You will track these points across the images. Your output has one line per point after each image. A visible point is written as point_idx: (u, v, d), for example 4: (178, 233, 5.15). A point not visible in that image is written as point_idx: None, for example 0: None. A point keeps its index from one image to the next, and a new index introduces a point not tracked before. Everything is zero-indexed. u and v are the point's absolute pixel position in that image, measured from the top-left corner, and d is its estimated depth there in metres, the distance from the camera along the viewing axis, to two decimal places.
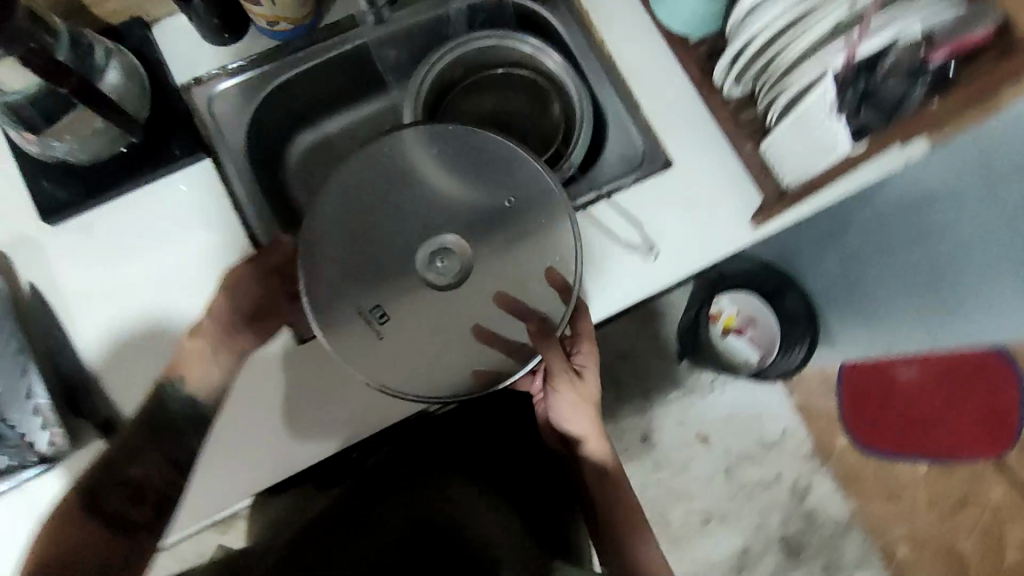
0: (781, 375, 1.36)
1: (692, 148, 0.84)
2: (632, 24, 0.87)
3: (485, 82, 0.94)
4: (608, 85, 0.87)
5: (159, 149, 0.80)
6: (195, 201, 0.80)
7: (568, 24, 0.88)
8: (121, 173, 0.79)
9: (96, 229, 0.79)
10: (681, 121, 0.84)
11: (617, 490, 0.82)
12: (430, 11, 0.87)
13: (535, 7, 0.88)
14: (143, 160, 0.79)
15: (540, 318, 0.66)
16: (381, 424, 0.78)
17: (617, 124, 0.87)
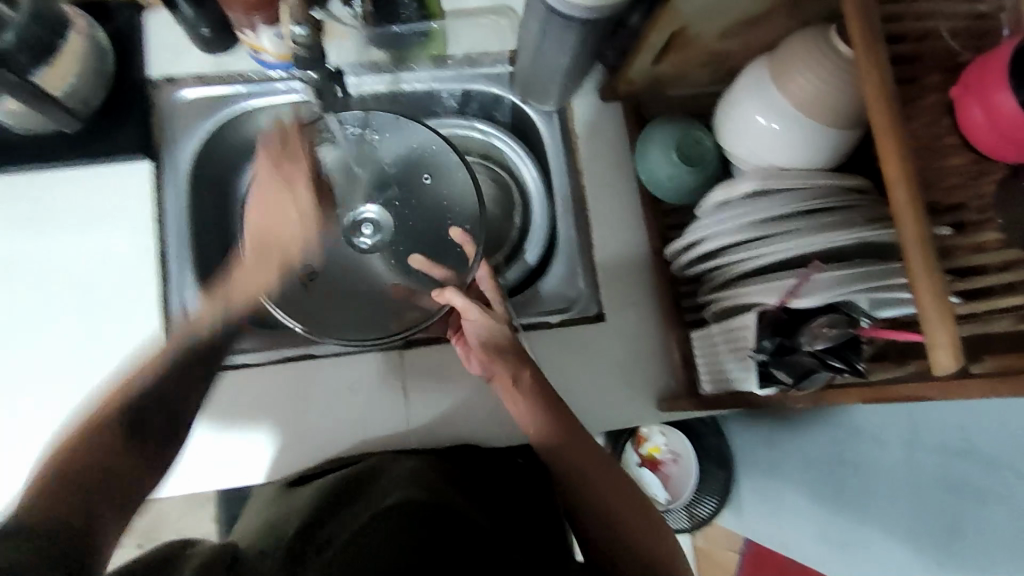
0: (682, 527, 1.29)
1: (620, 306, 0.83)
2: (611, 165, 0.85)
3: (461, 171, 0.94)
4: (569, 215, 0.86)
5: (106, 135, 0.78)
6: (124, 198, 0.79)
7: (552, 141, 0.87)
8: (58, 147, 0.77)
9: (18, 192, 0.78)
10: (610, 271, 0.83)
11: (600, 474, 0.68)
12: (426, 84, 0.86)
13: (517, 110, 0.88)
14: (86, 140, 0.77)
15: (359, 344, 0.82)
16: (273, 399, 0.81)
17: (555, 253, 0.87)
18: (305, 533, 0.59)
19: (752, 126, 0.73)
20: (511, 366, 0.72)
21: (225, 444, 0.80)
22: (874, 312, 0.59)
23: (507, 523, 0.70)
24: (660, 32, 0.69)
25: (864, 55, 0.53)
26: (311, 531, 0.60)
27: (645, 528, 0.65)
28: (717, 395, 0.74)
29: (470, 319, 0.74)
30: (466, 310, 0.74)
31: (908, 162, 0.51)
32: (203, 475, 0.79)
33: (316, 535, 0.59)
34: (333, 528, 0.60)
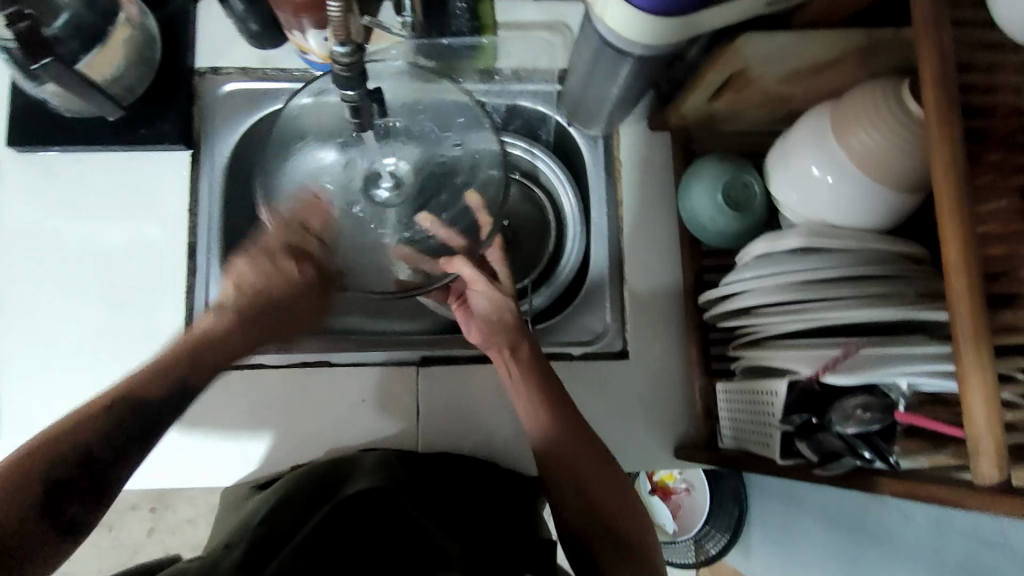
0: (685, 562, 1.26)
1: (645, 345, 0.80)
2: (652, 197, 0.82)
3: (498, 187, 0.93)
4: (603, 245, 0.83)
5: (150, 121, 0.78)
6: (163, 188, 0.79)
7: (594, 166, 0.84)
8: (101, 130, 0.77)
9: (61, 173, 0.79)
10: (639, 308, 0.81)
11: (591, 466, 0.67)
12: (469, 95, 0.85)
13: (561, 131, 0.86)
14: (130, 125, 0.78)
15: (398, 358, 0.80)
16: (278, 401, 0.80)
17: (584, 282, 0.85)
18: (265, 525, 0.59)
19: (805, 177, 0.69)
20: (511, 338, 0.73)
21: (223, 441, 0.79)
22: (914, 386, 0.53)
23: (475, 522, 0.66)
24: (719, 71, 0.65)
25: (937, 123, 0.49)
26: (265, 533, 0.58)
27: (626, 512, 0.64)
28: (736, 454, 0.71)
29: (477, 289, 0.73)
30: (473, 284, 0.73)
31: (970, 247, 0.47)
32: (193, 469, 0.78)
33: (278, 528, 0.59)
34: (292, 520, 0.60)
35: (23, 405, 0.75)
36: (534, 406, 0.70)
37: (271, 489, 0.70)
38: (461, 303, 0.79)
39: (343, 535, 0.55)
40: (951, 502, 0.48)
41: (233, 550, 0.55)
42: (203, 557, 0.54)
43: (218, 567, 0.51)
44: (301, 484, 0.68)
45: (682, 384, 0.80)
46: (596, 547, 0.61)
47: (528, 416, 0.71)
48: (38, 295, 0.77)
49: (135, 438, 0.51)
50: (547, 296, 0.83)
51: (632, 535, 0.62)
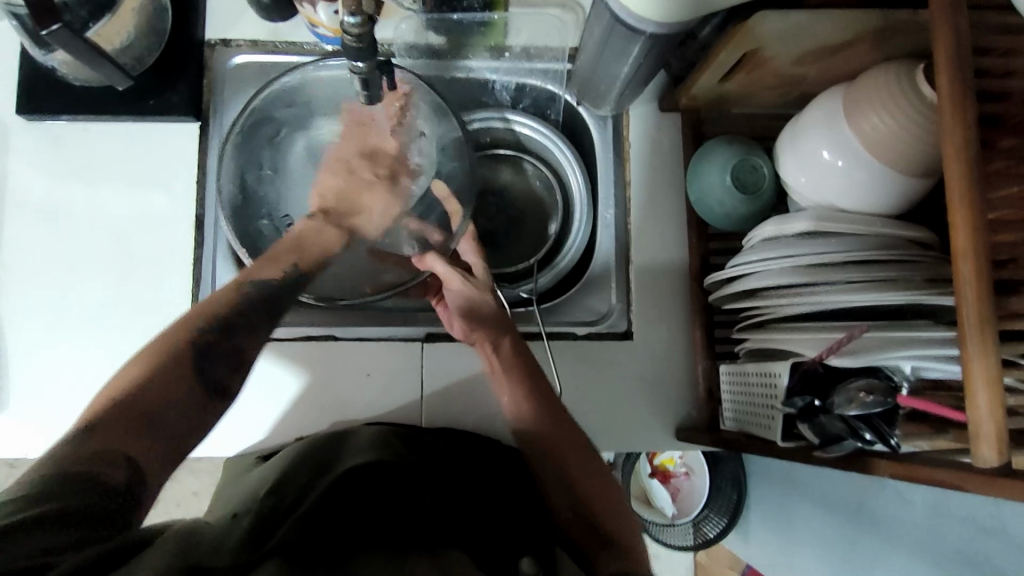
0: (684, 543, 1.26)
1: (649, 325, 0.80)
2: (660, 178, 0.82)
3: (507, 167, 0.94)
4: (610, 225, 0.83)
5: (160, 92, 0.78)
6: (173, 159, 0.80)
7: (603, 146, 0.84)
8: (111, 99, 0.77)
9: (69, 141, 0.79)
10: (643, 287, 0.81)
11: (583, 461, 0.70)
12: (480, 72, 0.84)
13: (570, 110, 0.86)
14: (140, 95, 0.78)
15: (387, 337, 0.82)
16: (282, 372, 0.80)
17: (590, 258, 0.85)
18: (273, 496, 0.60)
19: (816, 161, 0.68)
20: (491, 333, 0.74)
21: (225, 409, 0.79)
22: (916, 371, 0.55)
23: (475, 493, 0.65)
24: (731, 52, 0.65)
25: (950, 112, 0.48)
26: (268, 505, 0.58)
27: (613, 505, 0.68)
28: (737, 435, 0.71)
29: (452, 284, 0.76)
30: (449, 280, 0.76)
31: (979, 238, 0.47)
32: (197, 437, 0.79)
33: (286, 497, 0.59)
34: (298, 491, 0.61)
35: (33, 372, 0.76)
36: (518, 398, 0.72)
37: (275, 461, 0.71)
38: (439, 300, 0.80)
39: (347, 510, 0.56)
40: (951, 486, 0.48)
41: (242, 520, 0.56)
42: (210, 526, 0.55)
43: (222, 536, 0.51)
44: (307, 455, 0.69)
45: (685, 366, 0.80)
46: (579, 534, 0.66)
47: (512, 402, 0.72)
48: (48, 263, 0.77)
49: (214, 390, 0.52)
50: (552, 276, 0.83)
51: (615, 522, 0.67)
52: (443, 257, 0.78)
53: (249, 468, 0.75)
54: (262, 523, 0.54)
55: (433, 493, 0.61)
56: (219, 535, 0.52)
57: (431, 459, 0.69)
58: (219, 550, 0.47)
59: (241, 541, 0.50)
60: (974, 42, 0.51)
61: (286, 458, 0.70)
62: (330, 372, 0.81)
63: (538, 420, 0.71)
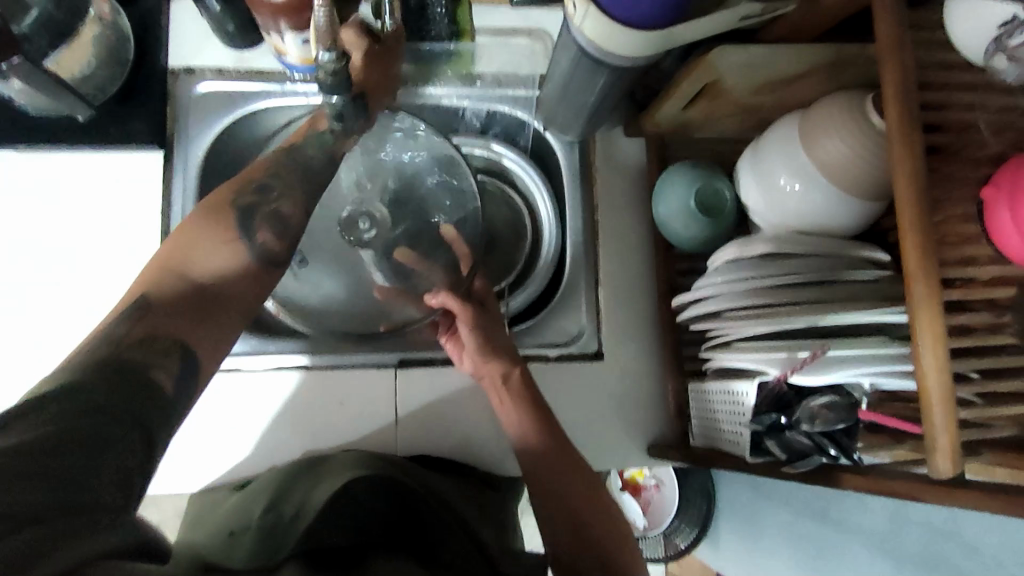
0: (656, 555, 1.30)
1: (621, 346, 0.82)
2: (627, 202, 0.84)
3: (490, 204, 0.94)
4: (580, 247, 0.84)
5: (122, 119, 0.76)
6: (137, 189, 0.78)
7: (570, 170, 0.85)
8: (71, 127, 0.75)
9: (29, 171, 0.77)
10: (613, 308, 0.82)
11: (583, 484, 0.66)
12: (449, 99, 0.85)
13: (536, 134, 0.87)
14: (101, 124, 0.76)
15: (360, 359, 0.82)
16: (256, 401, 0.79)
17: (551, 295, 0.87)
18: (271, 515, 0.60)
19: (774, 185, 0.71)
20: (502, 365, 0.73)
21: (198, 441, 0.78)
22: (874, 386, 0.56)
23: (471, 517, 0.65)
24: (694, 81, 0.67)
25: (899, 141, 0.52)
26: (272, 527, 0.58)
27: (619, 538, 0.62)
28: (707, 451, 0.73)
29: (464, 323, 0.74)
30: (460, 314, 0.74)
31: (928, 261, 0.50)
32: (170, 469, 0.77)
33: (284, 515, 0.60)
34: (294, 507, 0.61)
35: None
36: (522, 419, 0.71)
37: (259, 485, 0.70)
38: (449, 336, 0.78)
39: (351, 512, 0.57)
40: (910, 498, 0.51)
41: (244, 539, 0.56)
42: (209, 546, 0.55)
43: (233, 554, 0.52)
44: (293, 474, 0.70)
45: (655, 384, 0.82)
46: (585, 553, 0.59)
47: (516, 426, 0.71)
48: (5, 296, 0.75)
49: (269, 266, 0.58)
50: (525, 297, 0.83)
51: (622, 552, 0.60)
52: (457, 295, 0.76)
53: (221, 498, 0.74)
54: (271, 542, 0.53)
55: (425, 515, 0.60)
56: (225, 555, 0.52)
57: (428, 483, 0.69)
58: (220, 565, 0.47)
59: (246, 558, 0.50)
60: (920, 78, 0.54)
61: (274, 482, 0.69)
62: (305, 396, 0.80)
63: (538, 449, 0.69)
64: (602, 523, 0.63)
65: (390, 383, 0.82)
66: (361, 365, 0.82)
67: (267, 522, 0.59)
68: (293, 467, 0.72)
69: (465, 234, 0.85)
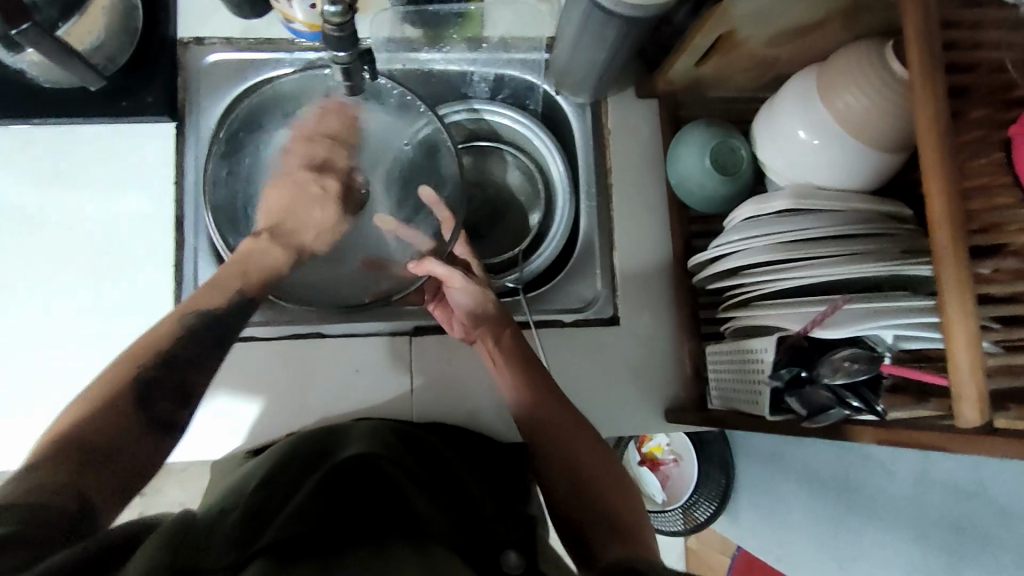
0: (674, 528, 1.29)
1: (637, 311, 0.81)
2: (641, 165, 0.83)
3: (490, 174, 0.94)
4: (594, 212, 0.83)
5: (133, 92, 0.77)
6: (150, 161, 0.79)
7: (583, 134, 0.84)
8: (84, 100, 0.76)
9: (44, 145, 0.78)
10: (628, 273, 0.82)
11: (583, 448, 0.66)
12: (459, 64, 0.83)
13: (548, 99, 0.86)
14: (113, 96, 0.76)
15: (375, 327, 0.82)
16: (271, 371, 0.80)
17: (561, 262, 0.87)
18: (263, 490, 0.61)
19: (792, 140, 0.70)
20: (492, 327, 0.74)
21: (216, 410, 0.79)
22: (896, 344, 0.57)
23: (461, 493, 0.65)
24: (707, 34, 0.65)
25: (921, 83, 0.50)
26: (259, 501, 0.59)
27: (619, 501, 0.62)
28: (725, 413, 0.72)
29: (453, 285, 0.73)
30: (449, 279, 0.72)
31: (953, 206, 0.48)
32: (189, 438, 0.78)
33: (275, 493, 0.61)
34: (287, 487, 0.61)
35: (15, 377, 0.74)
36: (516, 376, 0.72)
37: (270, 453, 0.71)
38: (437, 302, 0.79)
39: (332, 507, 0.56)
40: (936, 448, 0.50)
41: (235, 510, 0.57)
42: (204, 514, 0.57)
43: (218, 530, 0.52)
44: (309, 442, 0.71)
45: (673, 349, 0.81)
46: (586, 521, 0.59)
47: (507, 384, 0.73)
48: (26, 271, 0.76)
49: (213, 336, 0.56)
50: (540, 263, 0.82)
51: (624, 510, 0.61)
52: (441, 259, 0.74)
53: (238, 465, 0.74)
54: (254, 525, 0.54)
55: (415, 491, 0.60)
56: (214, 527, 0.53)
57: (422, 457, 0.69)
58: (201, 544, 0.47)
59: (227, 542, 0.50)
60: (944, 17, 0.52)
61: (272, 452, 0.71)
62: (320, 365, 0.80)
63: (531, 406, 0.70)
64: (604, 484, 0.63)
65: (405, 352, 0.82)
66: (375, 334, 0.82)
67: (255, 496, 0.60)
68: (295, 439, 0.73)
69: (446, 196, 0.78)
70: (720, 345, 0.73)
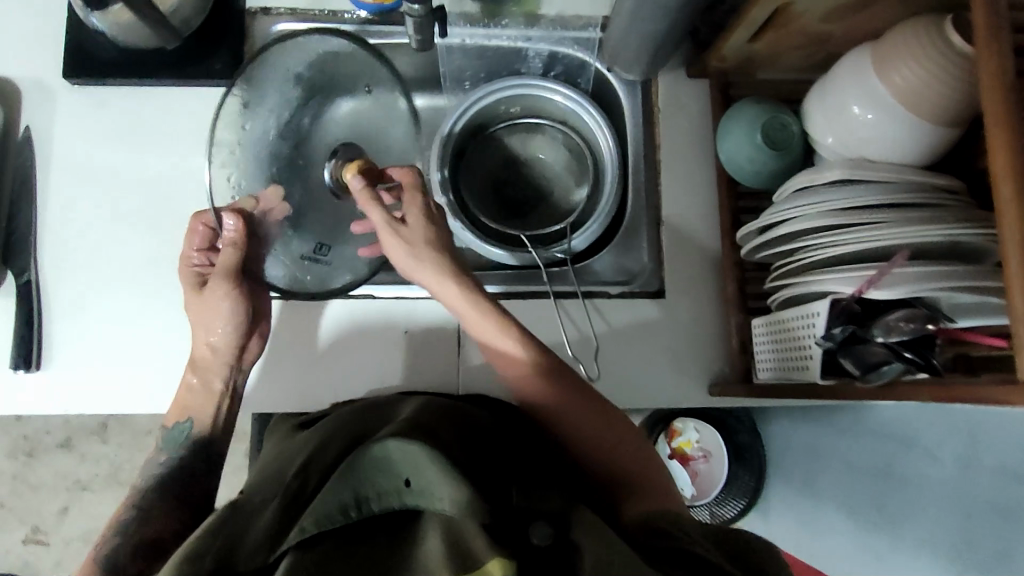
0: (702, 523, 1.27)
1: (682, 284, 0.82)
2: (690, 143, 0.84)
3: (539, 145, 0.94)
4: (641, 188, 0.85)
5: (201, 57, 0.80)
6: (212, 122, 0.82)
7: (633, 111, 0.86)
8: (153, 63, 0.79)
9: (113, 104, 0.81)
10: (673, 247, 0.83)
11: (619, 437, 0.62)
12: (513, 41, 0.85)
13: (597, 76, 0.88)
14: (181, 61, 0.80)
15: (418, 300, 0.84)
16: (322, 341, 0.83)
17: (607, 236, 0.88)
18: (301, 475, 0.61)
19: (845, 116, 0.71)
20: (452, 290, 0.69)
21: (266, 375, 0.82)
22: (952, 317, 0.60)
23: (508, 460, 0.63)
24: (764, 6, 0.67)
25: (987, 50, 0.51)
26: (297, 491, 0.59)
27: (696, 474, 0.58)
28: (771, 384, 0.73)
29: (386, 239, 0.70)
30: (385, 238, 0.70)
31: (1016, 164, 0.49)
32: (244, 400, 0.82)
33: (310, 481, 0.61)
34: (324, 470, 0.62)
35: (74, 324, 0.77)
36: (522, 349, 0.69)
37: (320, 426, 0.72)
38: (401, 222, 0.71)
39: None
40: (999, 403, 0.49)
41: (269, 506, 0.57)
42: (240, 509, 0.56)
43: (254, 525, 0.53)
44: (352, 417, 0.71)
45: (717, 323, 0.82)
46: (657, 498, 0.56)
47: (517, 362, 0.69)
48: (89, 224, 0.79)
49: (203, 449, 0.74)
50: (585, 238, 0.84)
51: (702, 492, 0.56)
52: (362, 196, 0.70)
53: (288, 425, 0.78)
54: (289, 522, 0.53)
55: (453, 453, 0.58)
56: (257, 521, 0.54)
57: (465, 423, 0.67)
58: (232, 552, 0.48)
59: (260, 542, 0.50)
60: None
61: (317, 431, 0.71)
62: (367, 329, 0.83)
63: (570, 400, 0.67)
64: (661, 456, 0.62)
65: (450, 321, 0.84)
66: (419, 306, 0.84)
67: (293, 485, 0.60)
68: (337, 419, 0.73)
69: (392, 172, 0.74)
70: (765, 317, 0.74)
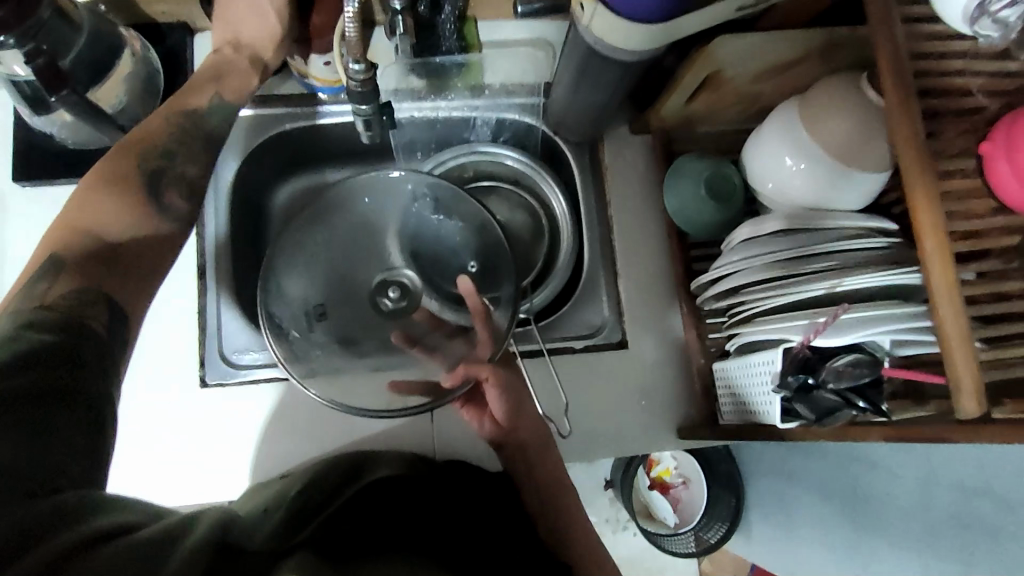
0: (687, 551, 1.27)
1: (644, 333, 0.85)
2: (639, 196, 0.88)
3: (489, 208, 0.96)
4: (596, 242, 0.88)
5: None
6: None
7: (582, 169, 0.89)
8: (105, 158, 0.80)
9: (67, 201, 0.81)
10: (632, 298, 0.86)
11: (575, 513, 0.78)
12: (461, 110, 0.89)
13: (546, 138, 0.91)
14: None
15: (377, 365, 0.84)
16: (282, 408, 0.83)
17: (568, 292, 0.91)
18: (303, 495, 0.64)
19: (779, 167, 0.75)
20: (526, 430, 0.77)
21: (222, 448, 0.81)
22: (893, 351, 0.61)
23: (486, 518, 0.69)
24: (694, 74, 0.71)
25: (898, 110, 0.55)
26: (298, 505, 0.61)
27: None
28: (738, 426, 0.75)
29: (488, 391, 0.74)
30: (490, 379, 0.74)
31: (937, 211, 0.53)
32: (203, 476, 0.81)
33: (312, 499, 0.64)
34: (326, 494, 0.65)
35: None
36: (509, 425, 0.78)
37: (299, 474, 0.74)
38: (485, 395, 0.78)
39: (366, 518, 0.59)
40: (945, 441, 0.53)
41: (276, 515, 0.59)
42: (242, 518, 0.59)
43: (261, 526, 0.55)
44: (333, 463, 0.74)
45: (681, 368, 0.84)
46: None
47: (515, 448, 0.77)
48: None
49: None
50: (546, 295, 0.87)
51: None
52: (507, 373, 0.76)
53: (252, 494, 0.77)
54: (297, 525, 0.56)
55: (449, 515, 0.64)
56: (256, 523, 0.56)
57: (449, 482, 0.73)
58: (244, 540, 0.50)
59: (268, 538, 0.53)
60: (913, 50, 0.57)
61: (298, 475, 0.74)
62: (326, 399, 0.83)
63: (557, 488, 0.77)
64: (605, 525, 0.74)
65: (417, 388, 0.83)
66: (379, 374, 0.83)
67: (292, 501, 0.62)
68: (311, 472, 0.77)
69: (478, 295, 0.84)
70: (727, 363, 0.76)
